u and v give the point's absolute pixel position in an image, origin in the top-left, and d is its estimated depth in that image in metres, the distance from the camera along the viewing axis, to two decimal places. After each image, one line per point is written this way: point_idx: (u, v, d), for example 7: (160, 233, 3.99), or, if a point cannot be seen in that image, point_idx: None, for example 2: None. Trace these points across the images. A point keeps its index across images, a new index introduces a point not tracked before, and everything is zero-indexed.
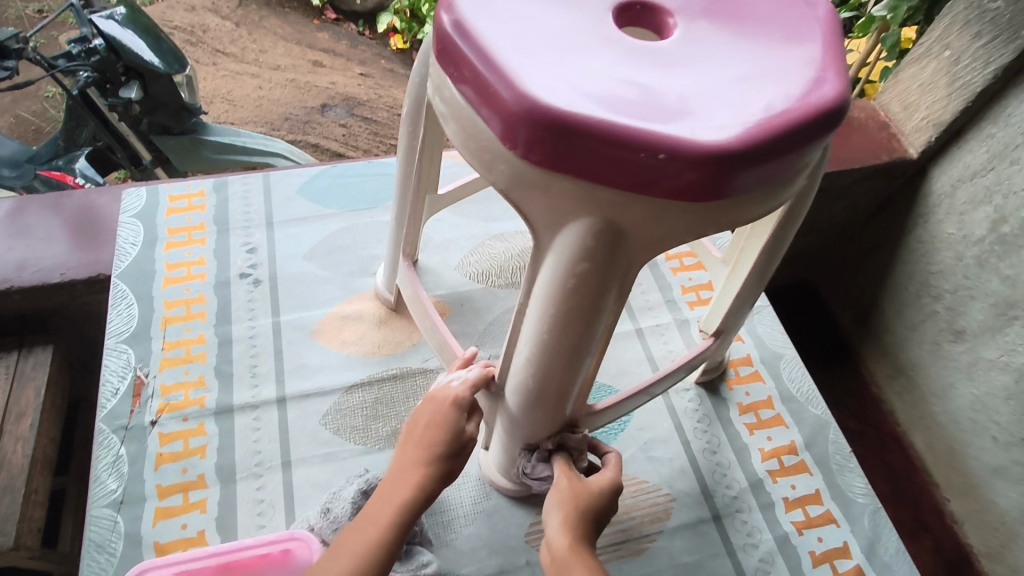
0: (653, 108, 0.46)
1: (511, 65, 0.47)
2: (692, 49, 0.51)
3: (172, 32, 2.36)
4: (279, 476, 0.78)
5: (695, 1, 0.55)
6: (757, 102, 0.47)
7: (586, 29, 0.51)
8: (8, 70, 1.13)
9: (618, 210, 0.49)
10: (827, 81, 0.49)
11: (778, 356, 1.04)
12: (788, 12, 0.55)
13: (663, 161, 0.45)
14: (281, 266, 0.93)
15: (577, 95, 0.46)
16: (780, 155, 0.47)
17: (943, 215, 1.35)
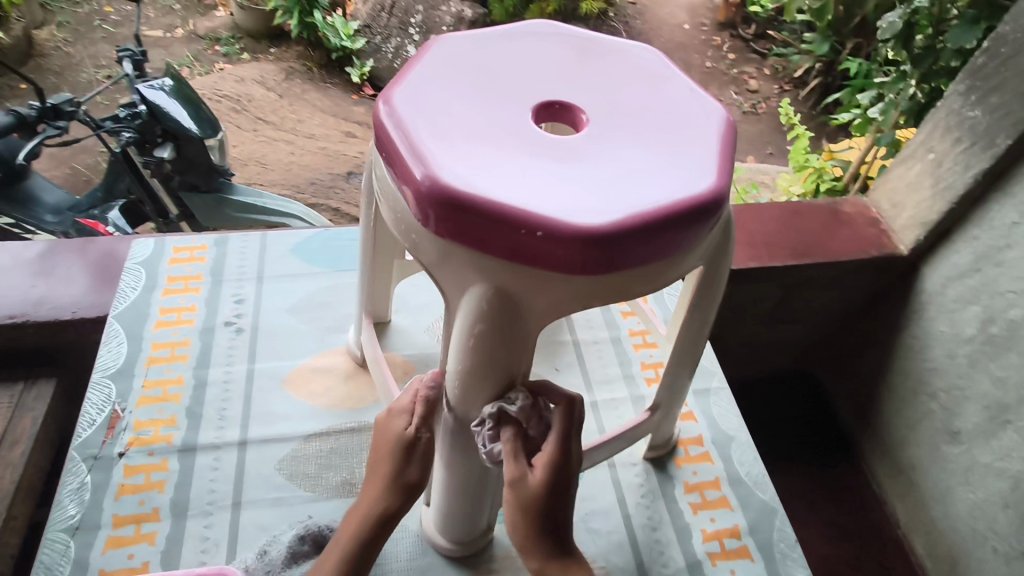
0: (542, 191, 0.52)
1: (424, 149, 0.53)
2: (595, 143, 0.57)
3: (220, 99, 2.58)
4: (227, 515, 0.81)
5: (609, 101, 0.62)
6: (638, 192, 0.53)
7: (501, 122, 0.57)
8: (59, 129, 1.27)
9: (513, 279, 0.54)
10: (708, 177, 0.55)
11: (730, 439, 1.03)
12: (693, 114, 0.61)
13: (545, 238, 0.50)
14: (265, 319, 0.99)
15: (476, 178, 0.51)
16: (654, 237, 0.52)
17: (934, 312, 1.34)
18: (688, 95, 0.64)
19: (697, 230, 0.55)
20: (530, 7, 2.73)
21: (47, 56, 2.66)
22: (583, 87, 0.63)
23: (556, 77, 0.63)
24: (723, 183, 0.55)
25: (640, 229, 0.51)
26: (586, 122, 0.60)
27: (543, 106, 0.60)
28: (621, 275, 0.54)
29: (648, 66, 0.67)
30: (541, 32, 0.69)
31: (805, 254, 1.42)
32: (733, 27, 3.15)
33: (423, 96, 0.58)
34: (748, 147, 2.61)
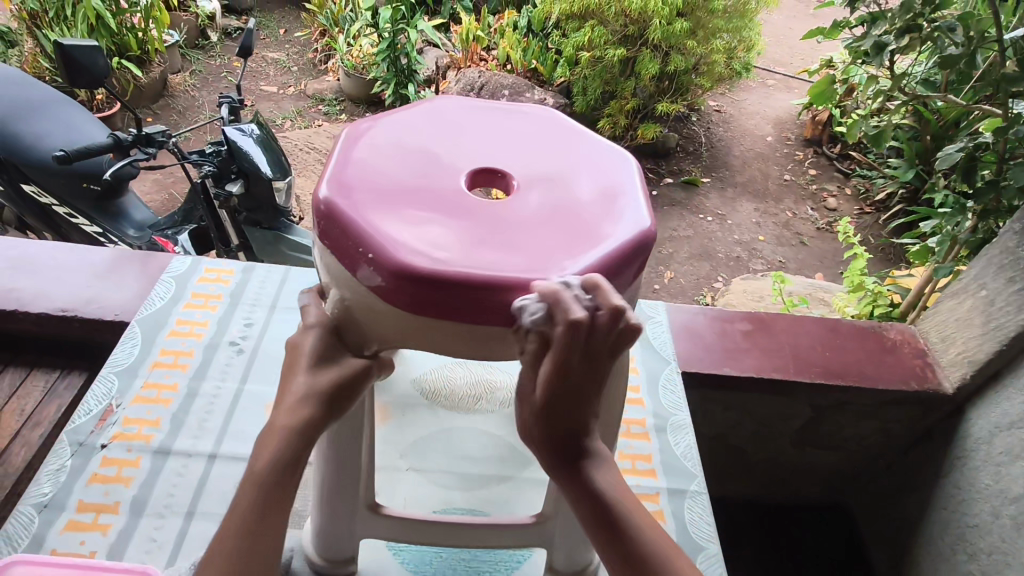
0: (398, 227, 0.53)
1: (340, 164, 0.57)
2: (496, 212, 0.56)
3: (311, 151, 2.82)
4: (179, 523, 0.75)
5: (550, 180, 0.60)
6: (481, 257, 0.51)
7: (425, 170, 0.58)
8: (149, 154, 1.46)
9: (350, 296, 0.55)
10: (568, 273, 0.51)
11: (700, 547, 0.81)
12: (613, 214, 0.56)
13: (370, 261, 0.51)
14: (268, 344, 0.96)
15: (356, 199, 0.54)
16: (468, 299, 0.50)
17: (980, 462, 1.21)
18: (629, 199, 0.58)
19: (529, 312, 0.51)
20: (610, 103, 2.86)
21: (176, 97, 3.03)
22: (533, 161, 0.62)
23: (512, 148, 0.63)
24: (574, 280, 0.51)
25: (452, 286, 0.50)
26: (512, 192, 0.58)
27: (474, 165, 0.60)
28: (436, 326, 0.52)
29: (618, 163, 0.62)
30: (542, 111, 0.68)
31: (839, 376, 1.30)
32: (817, 144, 3.14)
33: (386, 131, 0.62)
34: (818, 263, 2.52)
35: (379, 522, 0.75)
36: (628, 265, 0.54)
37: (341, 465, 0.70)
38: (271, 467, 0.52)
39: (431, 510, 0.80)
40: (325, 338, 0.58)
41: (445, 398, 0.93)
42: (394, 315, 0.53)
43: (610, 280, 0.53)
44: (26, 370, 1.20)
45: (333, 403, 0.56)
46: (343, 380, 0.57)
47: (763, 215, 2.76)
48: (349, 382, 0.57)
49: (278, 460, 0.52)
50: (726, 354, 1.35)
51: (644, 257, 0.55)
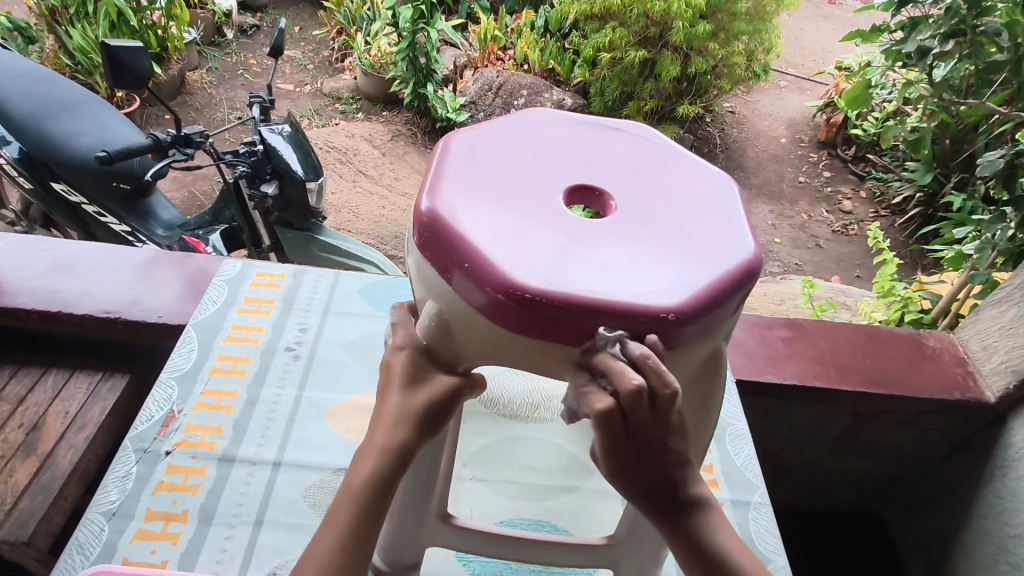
0: (505, 241, 0.48)
1: (439, 173, 0.53)
2: (602, 232, 0.51)
3: (329, 151, 2.81)
4: (248, 532, 0.74)
5: (651, 199, 0.55)
6: (591, 278, 0.46)
7: (523, 186, 0.54)
8: (187, 155, 1.47)
9: (449, 308, 0.50)
10: (677, 301, 0.46)
11: (768, 560, 0.80)
12: (718, 240, 0.52)
13: (474, 275, 0.46)
14: (323, 350, 0.96)
15: (460, 209, 0.50)
16: (583, 323, 0.45)
17: (1022, 472, 1.14)
18: (732, 226, 0.53)
19: (641, 342, 0.46)
20: (628, 104, 2.86)
21: (194, 94, 3.02)
22: (632, 180, 0.57)
23: (610, 166, 0.58)
24: (685, 308, 0.46)
25: (566, 308, 0.44)
26: (612, 211, 0.54)
27: (571, 182, 0.55)
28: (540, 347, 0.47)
29: (719, 189, 0.57)
30: (633, 129, 0.63)
31: (882, 384, 1.24)
32: (832, 146, 3.10)
33: (484, 142, 0.57)
34: (835, 266, 2.51)
35: (447, 534, 0.69)
36: (734, 297, 0.49)
37: (419, 478, 0.62)
38: (362, 489, 0.48)
39: (499, 519, 0.80)
40: (416, 354, 0.52)
41: (503, 406, 0.93)
42: (496, 334, 0.47)
43: (718, 310, 0.48)
44: (68, 371, 1.19)
45: (423, 427, 0.50)
46: (437, 400, 0.50)
47: (780, 217, 2.74)
48: (443, 401, 0.51)
49: (370, 483, 0.48)
50: (769, 362, 1.28)
51: (749, 288, 0.50)
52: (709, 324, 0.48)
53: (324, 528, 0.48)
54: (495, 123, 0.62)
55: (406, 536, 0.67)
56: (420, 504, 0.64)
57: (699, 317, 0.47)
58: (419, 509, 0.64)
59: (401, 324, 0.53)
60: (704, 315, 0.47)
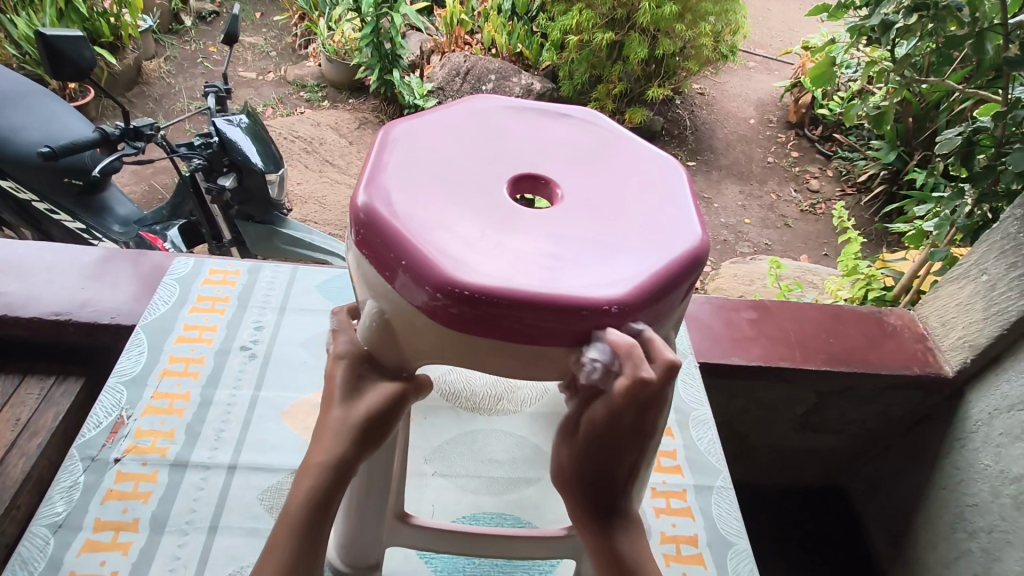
0: (445, 236, 0.46)
1: (378, 167, 0.51)
2: (546, 224, 0.49)
3: (294, 140, 2.74)
4: (202, 538, 0.72)
5: (598, 187, 0.54)
6: (534, 273, 0.45)
7: (467, 178, 0.52)
8: (138, 149, 1.42)
9: (391, 309, 0.48)
10: (622, 292, 0.45)
11: (729, 543, 0.81)
12: (667, 228, 0.51)
13: (412, 273, 0.45)
14: (279, 348, 0.93)
15: (399, 204, 0.48)
16: (525, 321, 0.44)
17: (979, 443, 1.17)
18: (680, 212, 0.52)
19: (587, 335, 0.45)
20: (596, 88, 2.84)
21: (152, 84, 2.92)
22: (579, 168, 0.56)
23: (557, 155, 0.57)
24: (631, 299, 0.45)
25: (509, 304, 0.43)
26: (559, 201, 0.52)
27: (517, 171, 0.54)
28: (484, 347, 0.46)
29: (668, 175, 0.56)
30: (582, 115, 0.62)
31: (843, 362, 1.26)
32: (800, 127, 3.12)
33: (427, 133, 0.56)
34: (803, 245, 2.54)
35: (408, 532, 0.67)
36: (682, 285, 0.49)
37: (372, 479, 0.60)
38: (305, 507, 0.47)
39: (460, 516, 0.79)
40: (357, 363, 0.50)
41: (465, 399, 0.92)
42: (438, 333, 0.46)
43: (665, 299, 0.47)
44: (19, 376, 1.15)
45: (362, 441, 0.48)
46: (377, 408, 0.49)
47: (748, 198, 2.76)
48: (385, 409, 0.49)
49: (310, 501, 0.47)
50: (735, 344, 1.28)
51: (697, 274, 0.49)
52: (656, 313, 0.47)
53: (268, 552, 0.47)
54: (439, 112, 0.60)
55: (362, 537, 0.66)
56: (376, 505, 0.63)
57: (644, 307, 0.46)
58: (377, 509, 0.63)
59: (341, 332, 0.52)
60: (649, 306, 0.46)
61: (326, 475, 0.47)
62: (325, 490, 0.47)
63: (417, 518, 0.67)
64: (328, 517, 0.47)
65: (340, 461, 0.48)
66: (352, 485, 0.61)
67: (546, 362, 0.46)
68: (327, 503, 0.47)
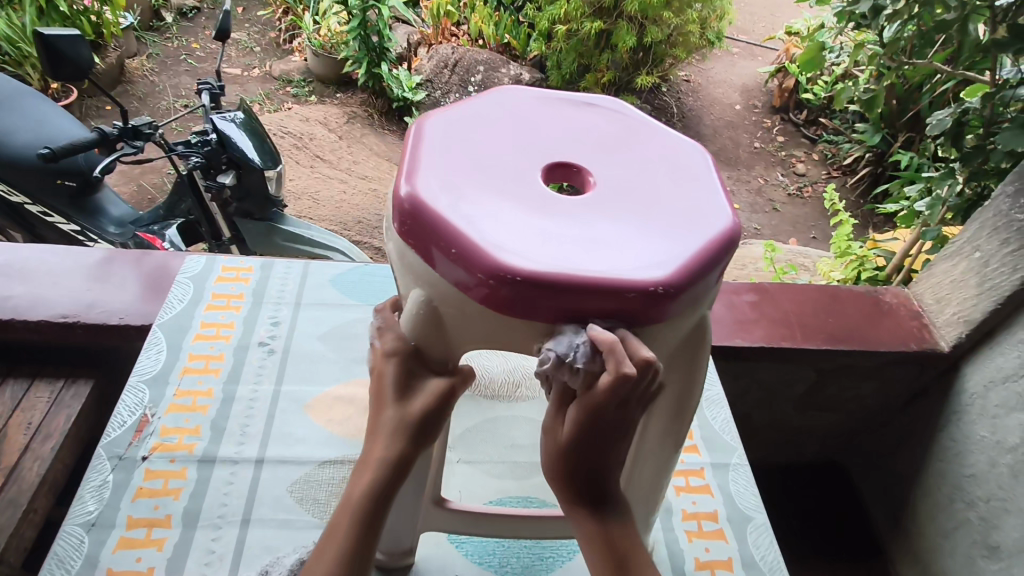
0: (490, 224, 0.47)
1: (416, 158, 0.52)
2: (582, 209, 0.50)
3: (283, 136, 2.72)
4: (235, 531, 0.73)
5: (629, 172, 0.55)
6: (580, 259, 0.46)
7: (502, 166, 0.53)
8: (137, 148, 1.41)
9: (439, 297, 0.49)
10: (665, 273, 0.46)
11: (747, 518, 0.83)
12: (699, 211, 0.52)
13: (461, 260, 0.46)
14: (297, 342, 0.94)
15: (441, 194, 0.49)
16: (574, 304, 0.45)
17: (975, 415, 1.20)
18: (712, 195, 0.53)
19: (631, 316, 0.46)
20: (585, 76, 2.83)
21: (136, 83, 2.88)
22: (608, 154, 0.57)
23: (586, 142, 0.58)
24: (673, 280, 0.46)
25: (557, 287, 0.44)
26: (594, 187, 0.53)
27: (550, 159, 0.54)
28: (530, 329, 0.47)
29: (697, 159, 0.57)
30: (607, 103, 0.63)
31: (843, 340, 1.29)
32: (785, 111, 3.15)
33: (460, 124, 0.56)
34: (792, 229, 2.58)
35: (442, 516, 0.69)
36: (719, 266, 0.50)
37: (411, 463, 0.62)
38: (365, 501, 0.49)
39: (488, 499, 0.80)
40: (405, 361, 0.51)
41: (483, 387, 0.94)
42: (487, 315, 0.47)
43: (706, 277, 0.48)
44: (28, 381, 1.14)
45: (417, 437, 0.51)
46: (430, 408, 0.51)
47: (737, 183, 2.79)
48: (435, 408, 0.51)
49: (370, 496, 0.49)
50: (738, 326, 1.30)
51: (734, 253, 0.50)
52: (697, 292, 0.48)
53: (325, 537, 0.50)
54: (466, 102, 0.60)
55: (401, 523, 0.67)
56: (415, 490, 0.64)
57: (687, 286, 0.47)
58: (414, 495, 0.64)
59: (386, 329, 0.53)
60: (690, 286, 0.47)
61: (385, 471, 0.50)
62: (386, 484, 0.50)
63: (452, 502, 0.68)
64: (387, 508, 0.50)
65: (398, 459, 0.50)
66: None
67: None
68: (386, 495, 0.50)
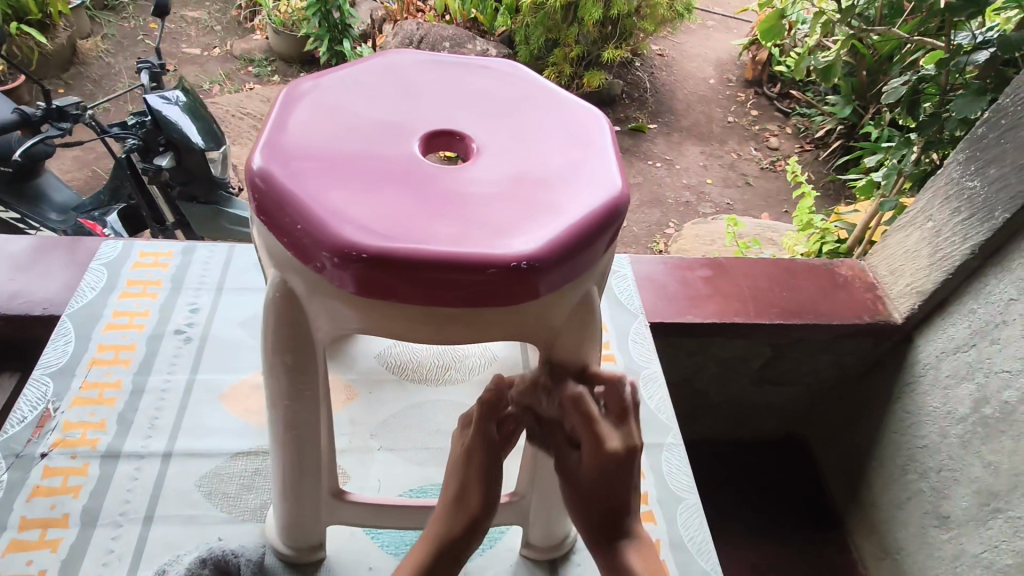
0: (345, 197, 0.43)
1: (278, 127, 0.48)
2: (454, 179, 0.47)
3: (243, 117, 2.62)
4: (137, 529, 0.70)
5: (514, 139, 0.51)
6: (438, 233, 0.42)
7: (372, 134, 0.49)
8: (63, 130, 1.34)
9: (294, 280, 0.47)
10: (532, 247, 0.43)
11: (679, 498, 0.85)
12: (584, 179, 0.48)
13: (308, 236, 0.42)
14: (216, 329, 0.90)
15: (297, 165, 0.45)
16: (431, 284, 0.42)
17: (927, 387, 1.20)
18: (601, 162, 0.50)
19: (497, 294, 0.43)
20: (553, 51, 2.72)
21: (90, 65, 2.77)
22: (495, 120, 0.53)
23: (473, 109, 0.54)
24: (542, 255, 0.43)
25: (411, 265, 0.41)
26: (474, 155, 0.50)
27: (429, 127, 0.51)
28: (398, 310, 0.44)
29: (590, 125, 0.54)
30: (503, 67, 0.59)
31: (797, 315, 1.26)
32: (758, 85, 3.11)
33: (334, 91, 0.52)
34: (763, 203, 2.54)
35: (349, 509, 0.66)
36: (602, 238, 0.47)
37: (302, 453, 0.59)
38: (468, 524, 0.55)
39: (407, 489, 0.78)
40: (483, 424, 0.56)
41: (412, 371, 0.91)
42: (348, 296, 0.44)
43: (582, 250, 0.45)
44: None
45: (497, 476, 0.56)
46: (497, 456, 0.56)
47: (710, 157, 2.74)
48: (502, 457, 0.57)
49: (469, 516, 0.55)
50: (689, 302, 1.27)
51: (618, 223, 0.47)
52: (574, 267, 0.45)
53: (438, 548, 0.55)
54: (349, 68, 0.57)
55: (302, 512, 0.64)
56: (314, 479, 0.61)
57: (558, 260, 0.44)
58: (312, 485, 0.62)
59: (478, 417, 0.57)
60: (562, 261, 0.44)
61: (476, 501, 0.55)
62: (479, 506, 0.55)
63: (353, 495, 0.66)
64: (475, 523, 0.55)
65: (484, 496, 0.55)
66: (283, 463, 0.60)
67: (459, 322, 0.45)
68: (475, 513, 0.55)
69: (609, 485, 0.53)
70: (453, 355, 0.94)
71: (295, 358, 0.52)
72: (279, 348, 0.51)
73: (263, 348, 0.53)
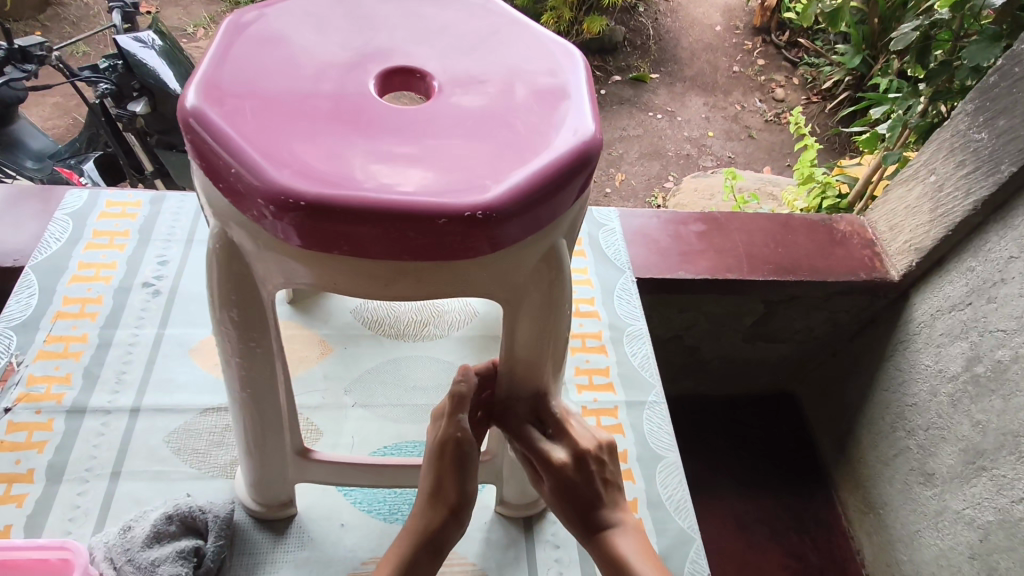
0: (285, 138, 0.40)
1: (217, 62, 0.44)
2: (408, 119, 0.43)
3: None
4: (103, 485, 0.70)
5: (479, 76, 0.47)
6: (385, 179, 0.39)
7: (320, 70, 0.45)
8: (27, 72, 1.27)
9: (233, 231, 0.44)
10: (489, 195, 0.39)
11: (658, 457, 0.87)
12: (551, 120, 0.44)
13: (243, 182, 0.39)
14: (186, 283, 0.88)
15: (233, 105, 0.41)
16: (377, 236, 0.39)
17: (921, 345, 1.18)
18: (570, 101, 0.46)
19: (451, 245, 0.40)
20: None
21: (67, 6, 2.64)
22: (458, 56, 0.49)
23: (435, 44, 0.50)
24: (499, 203, 0.39)
25: (353, 215, 0.38)
26: (434, 94, 0.46)
27: (384, 64, 0.47)
28: (347, 264, 0.41)
29: (562, 61, 0.50)
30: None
31: (790, 271, 1.22)
32: (766, 33, 2.97)
33: (282, 24, 0.48)
34: (766, 157, 2.48)
35: (315, 468, 0.65)
36: (570, 187, 0.43)
37: (262, 412, 0.58)
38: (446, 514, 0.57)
39: (380, 446, 0.77)
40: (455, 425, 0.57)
41: (389, 327, 0.88)
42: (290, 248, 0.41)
43: (547, 197, 0.41)
44: None
45: (471, 465, 0.58)
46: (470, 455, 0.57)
47: (713, 109, 2.65)
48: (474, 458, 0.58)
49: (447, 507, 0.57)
50: (681, 258, 1.22)
51: (589, 168, 0.43)
52: (537, 217, 0.42)
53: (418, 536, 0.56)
54: None
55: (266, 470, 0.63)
56: (276, 436, 0.60)
57: (518, 208, 0.40)
58: (275, 443, 0.61)
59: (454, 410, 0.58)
60: (523, 210, 0.40)
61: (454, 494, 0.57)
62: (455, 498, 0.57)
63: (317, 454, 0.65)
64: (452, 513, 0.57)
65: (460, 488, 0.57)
66: (243, 422, 0.59)
67: (410, 275, 0.42)
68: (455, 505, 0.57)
69: (569, 490, 0.58)
70: (432, 309, 0.91)
71: (241, 313, 0.49)
72: (224, 302, 0.48)
73: (210, 303, 0.50)
